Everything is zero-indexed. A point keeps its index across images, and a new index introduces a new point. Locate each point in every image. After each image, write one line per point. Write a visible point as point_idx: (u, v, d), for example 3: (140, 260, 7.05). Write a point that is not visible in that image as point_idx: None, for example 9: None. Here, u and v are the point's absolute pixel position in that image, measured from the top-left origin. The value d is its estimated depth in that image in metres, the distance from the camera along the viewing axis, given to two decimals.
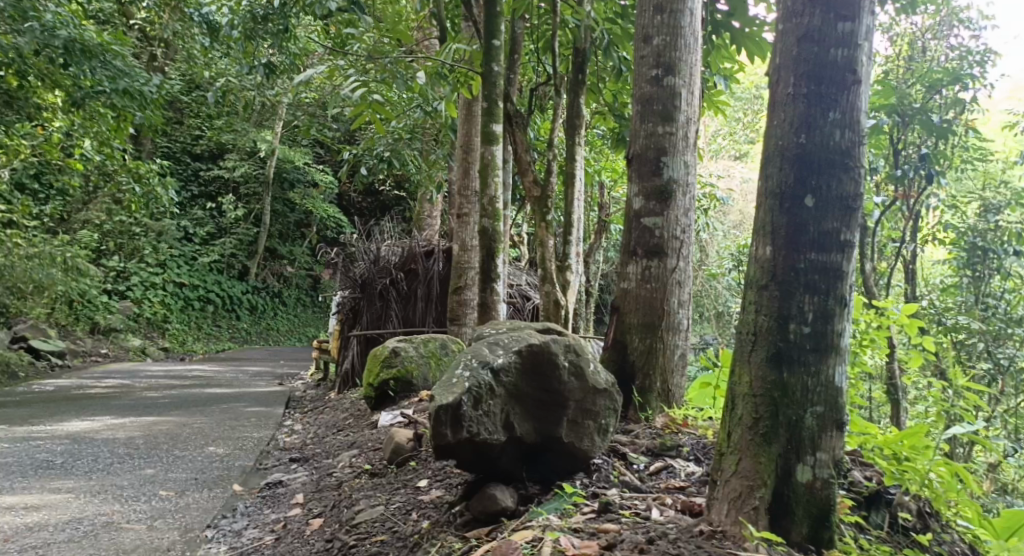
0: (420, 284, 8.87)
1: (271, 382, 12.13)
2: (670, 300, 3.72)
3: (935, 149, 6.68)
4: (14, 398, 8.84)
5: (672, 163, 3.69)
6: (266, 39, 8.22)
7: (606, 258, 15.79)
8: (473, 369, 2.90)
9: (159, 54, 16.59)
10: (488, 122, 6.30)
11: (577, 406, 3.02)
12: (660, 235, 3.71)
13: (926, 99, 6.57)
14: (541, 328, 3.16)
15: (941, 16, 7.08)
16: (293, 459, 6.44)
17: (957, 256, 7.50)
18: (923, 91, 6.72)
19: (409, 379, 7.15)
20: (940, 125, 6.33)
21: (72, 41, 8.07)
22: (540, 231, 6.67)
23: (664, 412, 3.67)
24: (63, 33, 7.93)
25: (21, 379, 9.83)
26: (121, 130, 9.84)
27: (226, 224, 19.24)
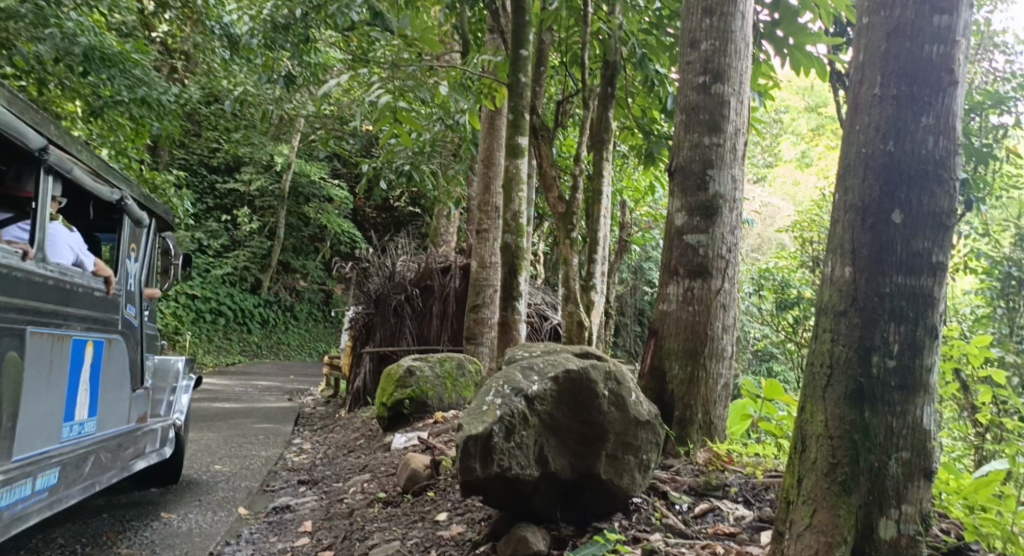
0: (436, 302, 8.63)
1: (280, 398, 11.90)
2: (715, 325, 3.44)
3: (976, 172, 6.41)
4: None
5: (718, 176, 3.43)
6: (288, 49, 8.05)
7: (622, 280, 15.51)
8: (505, 395, 2.62)
9: (179, 65, 16.59)
10: (514, 134, 6.09)
11: (617, 440, 2.74)
12: (705, 254, 3.44)
13: (969, 120, 6.30)
14: (578, 352, 2.88)
15: (982, 35, 6.83)
16: (301, 481, 6.19)
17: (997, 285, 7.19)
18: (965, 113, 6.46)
19: (423, 399, 6.90)
20: (982, 146, 6.07)
21: (93, 49, 7.92)
22: (565, 248, 6.43)
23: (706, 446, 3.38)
24: (84, 40, 7.78)
25: None
26: (138, 139, 9.74)
27: (240, 237, 19.15)
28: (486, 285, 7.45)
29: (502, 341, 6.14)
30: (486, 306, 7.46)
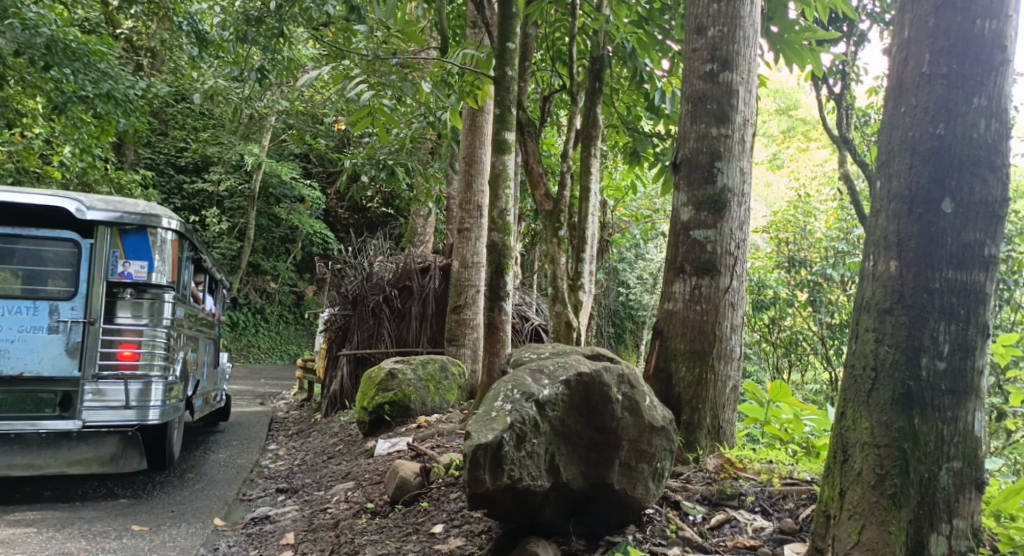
0: (415, 302, 8.31)
1: (252, 402, 11.58)
2: (723, 324, 3.29)
3: None
4: None
5: (726, 169, 3.28)
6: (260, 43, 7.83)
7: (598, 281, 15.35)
8: (514, 401, 2.43)
9: (145, 63, 16.19)
10: (500, 130, 5.92)
11: (631, 448, 2.57)
12: (713, 250, 3.28)
13: None
14: (588, 353, 2.69)
15: None
16: (279, 489, 5.94)
17: None
18: None
19: (406, 403, 6.68)
20: None
21: (55, 41, 7.71)
22: (551, 247, 6.26)
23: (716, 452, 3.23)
24: (45, 31, 7.58)
25: None
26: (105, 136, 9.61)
27: (208, 238, 18.73)
28: (468, 284, 7.29)
29: (489, 343, 5.96)
30: (469, 307, 7.33)
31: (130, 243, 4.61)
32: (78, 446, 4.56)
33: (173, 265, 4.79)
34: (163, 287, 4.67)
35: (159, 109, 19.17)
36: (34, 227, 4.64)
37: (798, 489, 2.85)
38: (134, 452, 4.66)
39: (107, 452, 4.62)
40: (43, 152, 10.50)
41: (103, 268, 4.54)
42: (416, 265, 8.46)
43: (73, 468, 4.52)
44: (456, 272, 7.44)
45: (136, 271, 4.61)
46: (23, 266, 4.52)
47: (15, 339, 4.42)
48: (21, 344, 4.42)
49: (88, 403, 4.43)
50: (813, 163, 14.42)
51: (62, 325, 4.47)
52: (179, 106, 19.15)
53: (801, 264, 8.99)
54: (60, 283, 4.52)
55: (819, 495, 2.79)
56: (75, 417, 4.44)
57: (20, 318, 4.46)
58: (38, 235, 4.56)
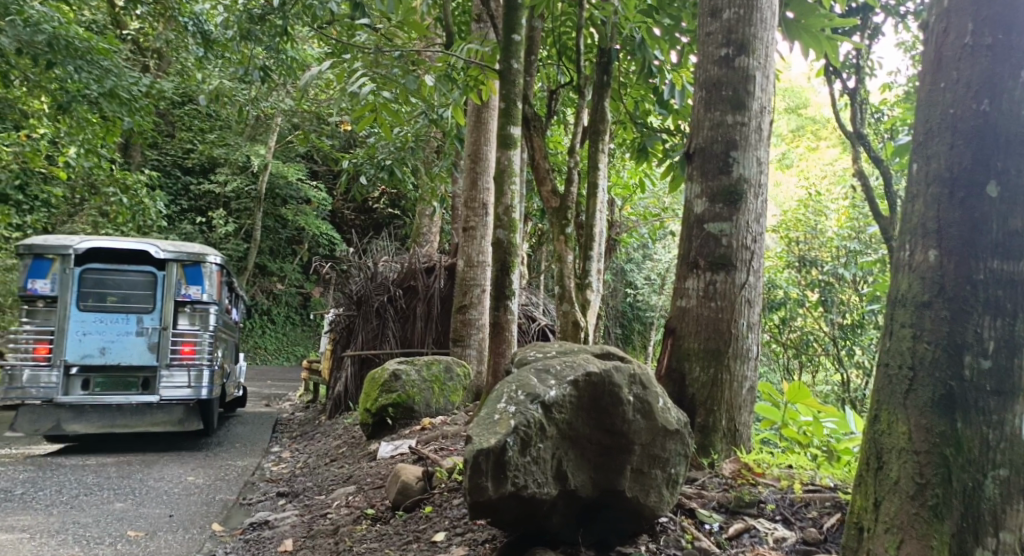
0: (420, 302, 8.18)
1: (258, 404, 11.48)
2: (739, 323, 3.12)
3: None
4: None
5: (742, 158, 3.11)
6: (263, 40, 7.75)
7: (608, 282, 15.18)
8: (518, 402, 2.27)
9: (151, 64, 16.19)
10: (505, 124, 5.78)
11: (642, 453, 2.41)
12: (728, 244, 3.12)
13: None
14: (598, 352, 2.53)
15: None
16: (280, 493, 5.80)
17: None
18: None
19: (410, 404, 6.54)
20: None
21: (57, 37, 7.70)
22: (558, 245, 6.12)
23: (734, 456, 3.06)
24: (47, 28, 7.55)
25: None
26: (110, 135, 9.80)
27: (215, 239, 18.72)
28: (473, 284, 7.15)
29: (494, 343, 5.81)
30: (474, 306, 7.18)
31: (189, 273, 6.55)
32: (155, 412, 6.47)
33: (216, 287, 6.74)
34: (209, 303, 6.60)
35: (166, 111, 19.17)
36: (120, 263, 6.56)
37: (821, 496, 2.69)
38: (195, 418, 6.59)
39: (176, 416, 6.53)
40: (48, 152, 10.51)
41: (171, 291, 6.46)
42: (421, 265, 8.33)
43: (154, 427, 6.42)
44: (461, 271, 7.30)
45: (193, 292, 6.55)
46: (114, 289, 6.37)
47: (112, 340, 6.32)
48: (114, 344, 6.31)
49: (163, 383, 6.36)
50: (825, 161, 14.22)
51: (144, 331, 6.39)
52: (186, 108, 19.14)
53: (813, 264, 8.81)
54: (142, 301, 6.43)
55: (845, 504, 2.63)
56: (153, 393, 6.36)
57: (116, 325, 6.36)
58: (122, 269, 6.42)
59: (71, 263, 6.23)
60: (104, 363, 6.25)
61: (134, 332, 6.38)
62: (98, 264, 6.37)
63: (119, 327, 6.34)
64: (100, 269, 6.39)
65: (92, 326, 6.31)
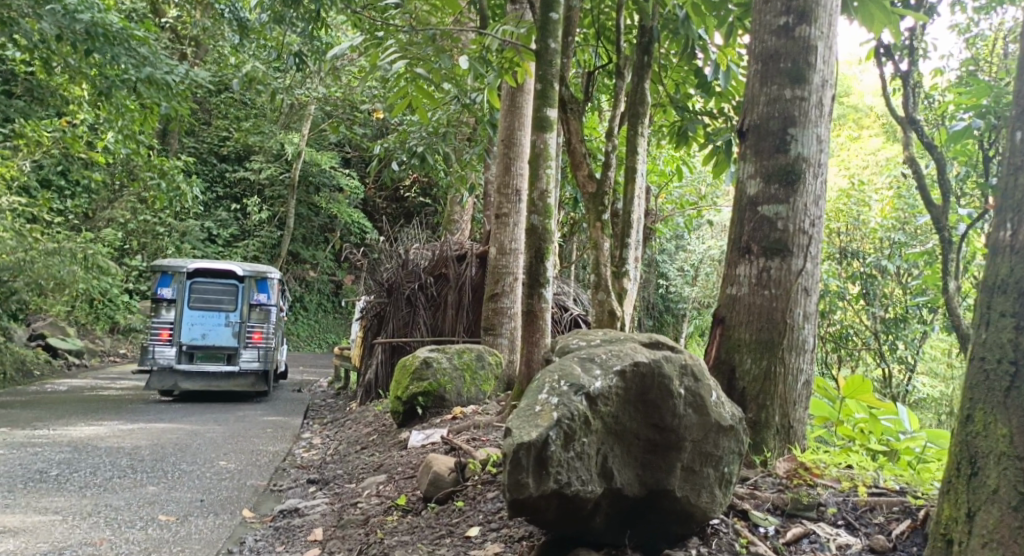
0: (451, 290, 8.03)
1: (291, 390, 11.52)
2: (795, 312, 2.92)
3: None
4: (35, 402, 8.92)
5: (801, 136, 2.89)
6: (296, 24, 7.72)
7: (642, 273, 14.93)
8: (561, 393, 2.10)
9: (187, 52, 16.31)
10: (542, 106, 5.60)
11: (693, 450, 2.24)
12: (784, 228, 2.91)
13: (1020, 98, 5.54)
14: (645, 340, 2.35)
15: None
16: (310, 480, 5.72)
17: None
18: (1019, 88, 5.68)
19: (442, 393, 6.42)
20: None
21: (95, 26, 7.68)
22: (594, 232, 5.93)
23: (789, 455, 2.87)
24: (85, 16, 7.54)
25: (41, 389, 9.93)
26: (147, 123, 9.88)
27: (249, 226, 18.90)
28: (505, 272, 6.99)
29: (529, 332, 5.67)
30: (507, 295, 7.03)
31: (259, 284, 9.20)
32: (235, 378, 9.14)
33: (277, 294, 9.42)
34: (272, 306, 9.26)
35: (202, 100, 19.35)
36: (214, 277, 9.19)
37: (887, 501, 2.50)
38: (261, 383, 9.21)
39: (248, 381, 9.16)
40: (88, 138, 10.66)
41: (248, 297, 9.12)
42: (453, 253, 8.19)
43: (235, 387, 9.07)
44: (493, 258, 7.16)
45: (262, 298, 9.23)
46: (210, 295, 9.04)
47: (210, 328, 9.01)
48: (211, 332, 9.01)
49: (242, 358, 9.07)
50: (867, 151, 13.80)
51: (231, 323, 9.09)
52: (221, 96, 19.30)
53: (855, 256, 8.52)
54: (229, 303, 9.10)
55: (914, 509, 2.44)
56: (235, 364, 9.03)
57: (212, 319, 9.04)
58: (215, 281, 9.08)
59: (182, 277, 8.85)
60: (203, 345, 8.95)
61: (224, 324, 9.08)
62: (200, 277, 9.01)
63: (214, 320, 9.03)
64: (201, 282, 9.05)
65: (197, 318, 9.03)
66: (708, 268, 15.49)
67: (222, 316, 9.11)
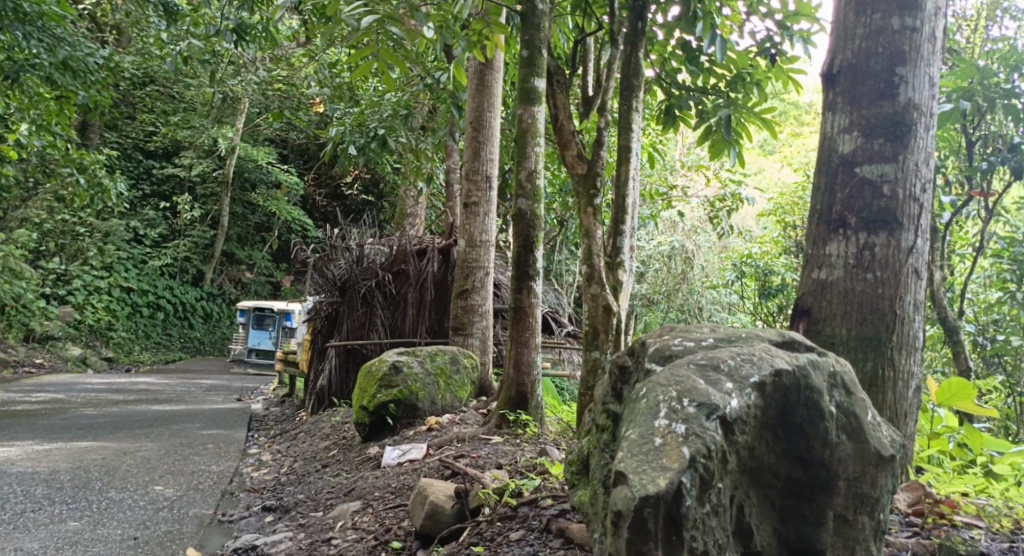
0: (411, 287, 7.23)
1: (229, 400, 10.63)
2: (903, 302, 2.52)
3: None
4: None
5: (912, 76, 2.56)
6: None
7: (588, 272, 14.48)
8: (690, 419, 1.68)
9: (110, 41, 15.10)
10: (529, 75, 5.00)
11: (847, 493, 1.92)
12: (892, 192, 2.53)
13: (1007, 78, 5.13)
14: (780, 340, 1.97)
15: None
16: (266, 508, 4.94)
17: (1007, 270, 6.43)
18: (1005, 70, 5.21)
19: (414, 401, 5.71)
20: None
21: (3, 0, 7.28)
22: (585, 218, 5.30)
23: (909, 484, 2.53)
24: None
25: None
26: (64, 115, 9.15)
27: (180, 226, 17.73)
28: (476, 266, 6.30)
29: (516, 330, 5.08)
30: (477, 291, 6.33)
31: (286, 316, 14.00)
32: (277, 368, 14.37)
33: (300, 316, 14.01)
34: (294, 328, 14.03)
35: (125, 93, 18.01)
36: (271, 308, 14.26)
37: None
38: None
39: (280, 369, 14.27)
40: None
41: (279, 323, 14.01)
42: (413, 247, 7.40)
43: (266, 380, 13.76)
44: (461, 251, 6.44)
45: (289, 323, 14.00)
46: (262, 321, 14.26)
47: (260, 340, 14.42)
48: (261, 342, 14.42)
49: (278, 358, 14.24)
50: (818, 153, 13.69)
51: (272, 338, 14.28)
52: (147, 89, 18.03)
53: None
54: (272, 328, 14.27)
55: None
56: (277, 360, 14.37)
57: (261, 335, 14.39)
58: (264, 314, 14.23)
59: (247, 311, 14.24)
60: (258, 350, 14.45)
61: (268, 338, 14.37)
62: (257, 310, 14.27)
63: (263, 336, 14.36)
64: (259, 312, 14.24)
65: (256, 333, 14.46)
66: (655, 265, 15.12)
67: (268, 334, 14.35)
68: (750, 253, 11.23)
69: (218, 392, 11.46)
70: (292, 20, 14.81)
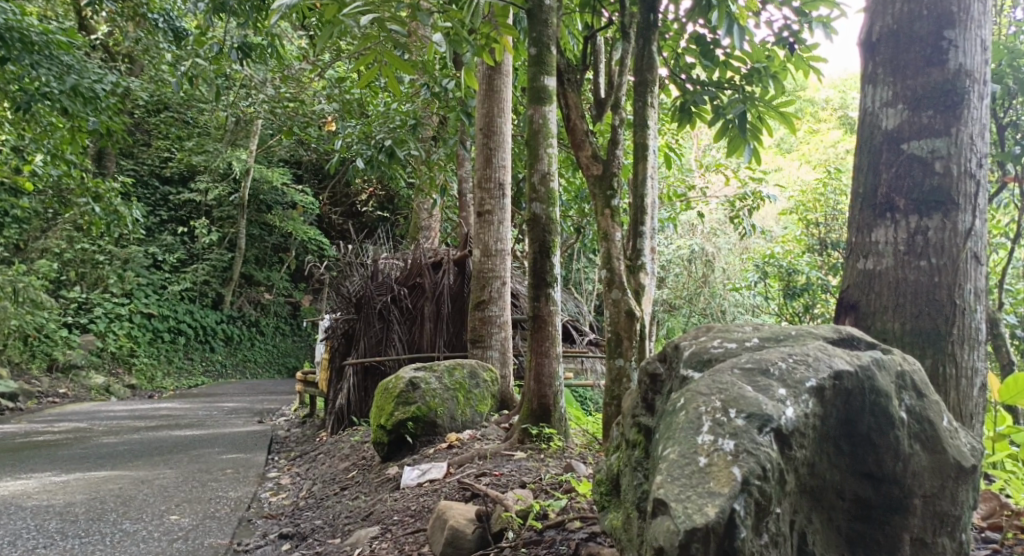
0: (428, 301, 7.05)
1: (250, 422, 10.50)
2: (964, 289, 2.44)
3: None
4: None
5: (961, 41, 2.49)
6: (237, 14, 7.16)
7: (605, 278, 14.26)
8: (738, 434, 1.59)
9: (123, 69, 15.15)
10: (538, 73, 4.83)
11: (925, 513, 1.83)
12: (943, 170, 2.46)
13: None
14: (836, 338, 1.89)
15: None
16: (283, 535, 4.75)
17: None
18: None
19: (433, 417, 5.53)
20: None
21: (9, 30, 7.22)
22: (603, 221, 5.10)
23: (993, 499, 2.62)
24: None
25: None
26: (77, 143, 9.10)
27: (198, 250, 17.75)
28: (492, 276, 6.10)
29: (536, 340, 4.88)
30: (494, 302, 6.14)
31: None
32: None
33: None
34: None
35: (139, 120, 18.09)
36: None
37: None
38: None
39: None
40: (11, 161, 9.55)
41: None
42: (428, 260, 7.23)
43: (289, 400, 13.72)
44: (476, 261, 6.26)
45: None
46: None
47: None
48: None
49: None
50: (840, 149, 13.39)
51: None
52: (161, 115, 18.10)
53: None
54: None
55: None
56: None
57: None
58: None
59: None
60: None
61: None
62: None
63: None
64: None
65: None
66: (676, 269, 14.93)
67: None
68: (773, 253, 10.95)
69: (241, 414, 11.35)
70: (302, 40, 14.75)
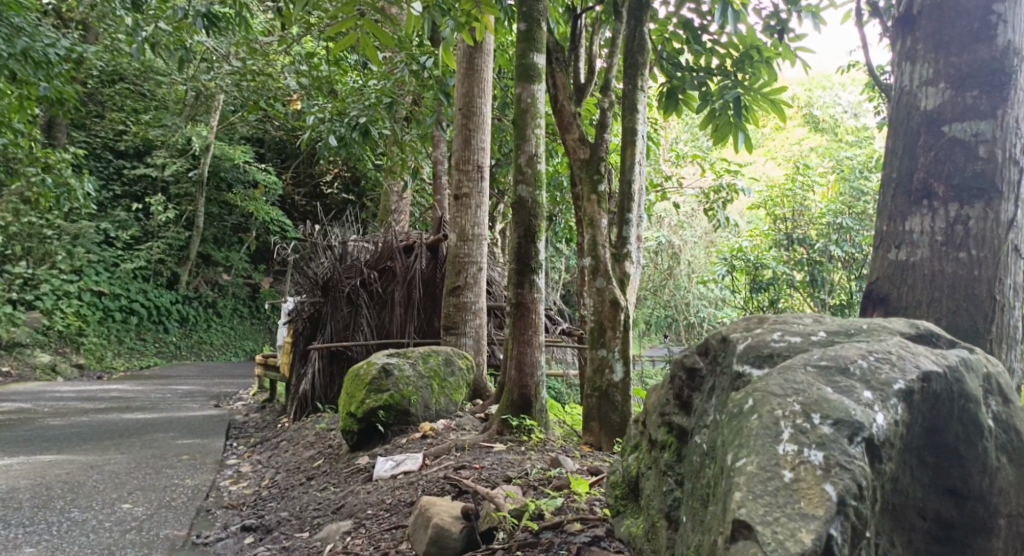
0: (398, 286, 6.80)
1: (206, 406, 10.14)
2: (1005, 284, 2.39)
3: None
4: None
5: (1008, 18, 2.46)
6: None
7: (571, 267, 14.12)
8: (826, 443, 1.46)
9: (78, 35, 14.42)
10: (528, 51, 4.62)
11: (1008, 531, 1.78)
12: (986, 154, 2.42)
13: None
14: (914, 336, 1.78)
15: None
16: (245, 527, 4.50)
17: None
18: None
19: (406, 407, 5.30)
20: None
21: None
22: (587, 207, 4.88)
23: None
24: None
25: None
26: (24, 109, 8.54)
27: (153, 228, 17.13)
28: (468, 261, 5.88)
29: (518, 329, 4.68)
30: (470, 288, 5.91)
31: None
32: None
33: None
34: None
35: (93, 90, 17.31)
36: None
37: None
38: None
39: None
40: None
41: None
42: (399, 243, 6.98)
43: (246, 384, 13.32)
44: (451, 245, 6.03)
45: None
46: None
47: None
48: None
49: None
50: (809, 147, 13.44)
51: None
52: (116, 86, 17.36)
53: None
54: None
55: None
56: None
57: None
58: None
59: None
60: None
61: None
62: None
63: None
64: None
65: None
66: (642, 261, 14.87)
67: None
68: (741, 247, 10.93)
69: (196, 397, 10.97)
70: (270, 14, 14.21)
